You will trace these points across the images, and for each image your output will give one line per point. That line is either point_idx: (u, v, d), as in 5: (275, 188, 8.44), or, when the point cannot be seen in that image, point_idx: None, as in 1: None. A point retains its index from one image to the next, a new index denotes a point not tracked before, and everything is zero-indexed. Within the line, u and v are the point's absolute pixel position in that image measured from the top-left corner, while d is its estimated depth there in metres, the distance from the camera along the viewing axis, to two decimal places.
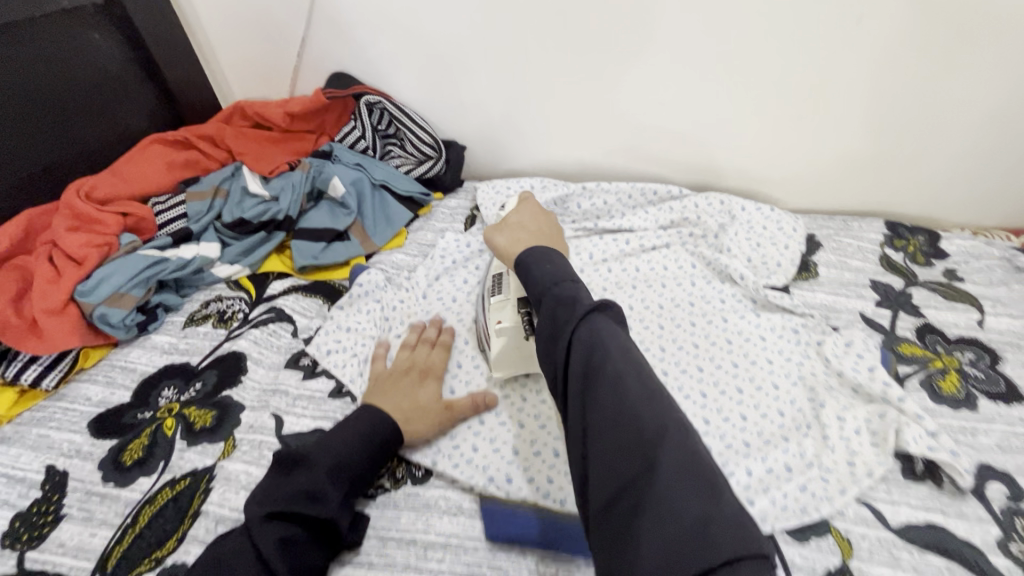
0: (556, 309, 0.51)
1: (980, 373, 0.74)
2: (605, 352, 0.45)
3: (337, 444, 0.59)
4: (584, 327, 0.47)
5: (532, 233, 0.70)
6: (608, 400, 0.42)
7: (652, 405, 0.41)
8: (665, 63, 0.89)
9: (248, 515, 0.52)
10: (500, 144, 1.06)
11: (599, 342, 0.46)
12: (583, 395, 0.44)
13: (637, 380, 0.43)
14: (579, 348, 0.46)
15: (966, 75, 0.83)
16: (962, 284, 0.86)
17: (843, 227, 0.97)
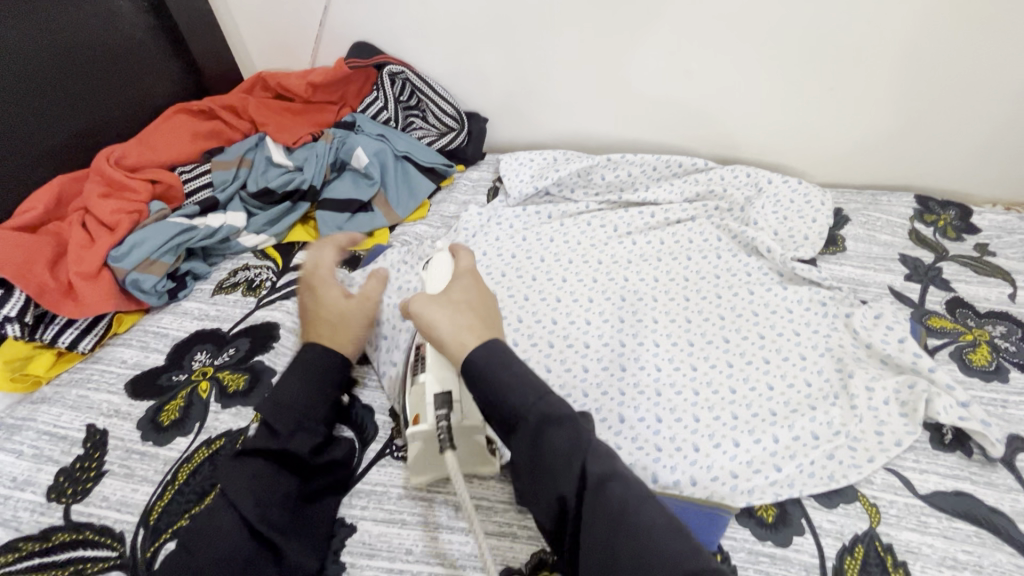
0: (550, 433, 0.45)
1: (1012, 346, 0.73)
2: (625, 490, 0.43)
3: (284, 387, 0.56)
4: (595, 464, 0.44)
5: (476, 313, 0.55)
6: (645, 549, 0.40)
7: (681, 540, 0.41)
8: (695, 31, 0.87)
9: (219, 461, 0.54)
10: (522, 116, 1.05)
11: (615, 476, 0.43)
12: (612, 551, 0.41)
13: (654, 508, 0.43)
14: (594, 488, 0.43)
15: (1007, 43, 0.80)
16: (993, 259, 0.85)
17: (872, 201, 0.95)
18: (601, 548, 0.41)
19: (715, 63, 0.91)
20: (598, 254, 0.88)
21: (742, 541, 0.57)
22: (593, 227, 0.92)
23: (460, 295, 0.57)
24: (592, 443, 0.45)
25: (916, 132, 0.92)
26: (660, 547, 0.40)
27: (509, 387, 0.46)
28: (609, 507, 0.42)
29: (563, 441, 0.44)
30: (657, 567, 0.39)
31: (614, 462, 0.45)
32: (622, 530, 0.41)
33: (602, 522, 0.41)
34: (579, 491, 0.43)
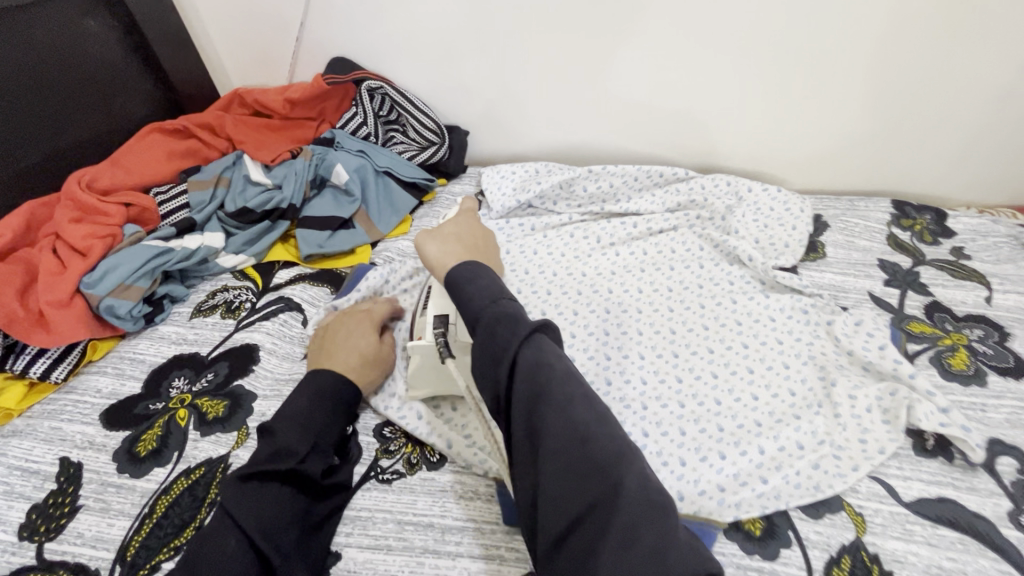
0: (495, 327, 0.47)
1: (989, 349, 0.74)
2: (552, 372, 0.43)
3: (299, 407, 0.59)
4: (527, 348, 0.45)
5: (465, 246, 0.63)
6: (556, 424, 0.41)
7: (600, 427, 0.41)
8: (672, 42, 0.88)
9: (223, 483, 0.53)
10: (504, 129, 1.05)
11: (545, 362, 0.44)
12: (530, 418, 0.42)
13: (581, 396, 0.43)
14: (524, 369, 0.44)
15: (974, 51, 0.82)
16: (969, 262, 0.86)
17: (850, 207, 0.97)
18: (521, 423, 0.42)
19: (692, 73, 0.91)
20: (582, 266, 0.88)
21: (730, 556, 0.57)
22: (576, 239, 0.92)
23: (460, 234, 0.65)
24: (535, 336, 0.46)
25: (890, 138, 0.94)
26: (574, 426, 0.41)
27: (480, 288, 0.52)
28: (533, 385, 0.43)
29: (502, 333, 0.46)
30: (564, 437, 0.40)
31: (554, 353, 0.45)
32: (539, 405, 0.42)
33: (524, 401, 0.43)
34: (510, 373, 0.44)
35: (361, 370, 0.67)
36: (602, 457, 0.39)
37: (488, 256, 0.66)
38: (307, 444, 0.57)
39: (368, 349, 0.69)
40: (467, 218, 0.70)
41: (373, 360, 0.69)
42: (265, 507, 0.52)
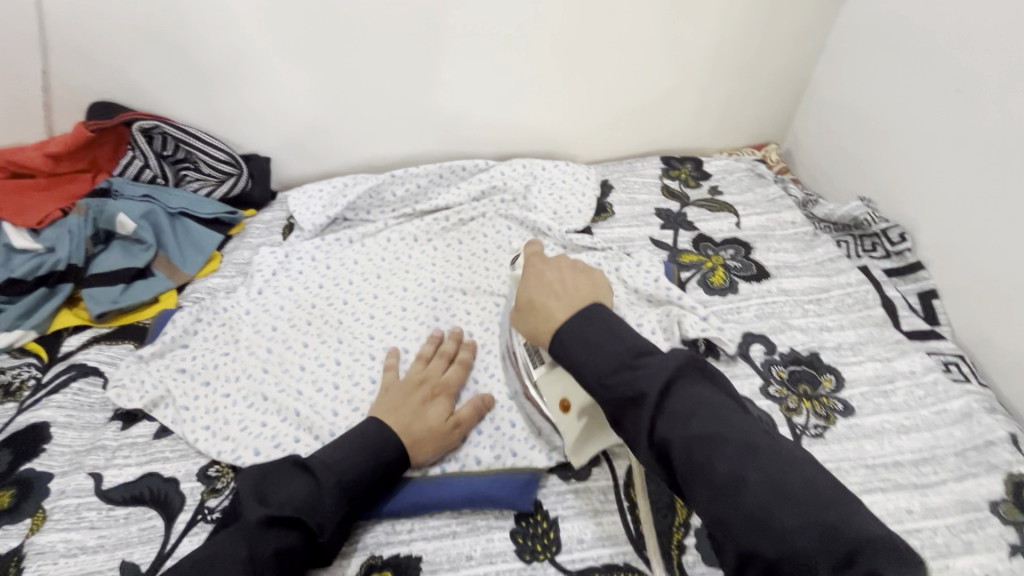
0: (621, 413, 0.48)
1: (739, 263, 0.90)
2: (711, 447, 0.42)
3: (345, 457, 0.58)
4: (665, 423, 0.45)
5: (562, 294, 0.60)
6: (735, 510, 0.39)
7: (785, 493, 0.39)
8: (439, 46, 0.94)
9: (251, 514, 0.52)
10: (307, 150, 1.05)
11: (697, 435, 0.43)
12: (703, 502, 0.41)
13: (747, 461, 0.41)
14: (678, 452, 0.43)
15: (684, 24, 0.99)
16: (722, 197, 1.03)
17: (630, 168, 1.11)
18: (697, 498, 0.42)
19: (466, 73, 0.99)
20: (404, 265, 0.92)
21: (551, 486, 0.64)
22: (394, 241, 0.95)
23: (538, 289, 0.63)
24: (667, 406, 0.45)
25: (648, 105, 1.09)
26: (747, 503, 0.39)
27: (592, 359, 0.51)
28: (695, 466, 0.42)
29: (632, 420, 0.46)
30: (743, 522, 0.39)
31: (692, 418, 0.44)
32: (707, 486, 0.41)
33: (693, 481, 0.42)
34: (660, 456, 0.45)
35: (416, 438, 0.62)
36: (800, 541, 0.36)
37: (581, 284, 0.63)
38: (340, 505, 0.55)
39: (435, 420, 0.64)
40: (533, 264, 0.68)
41: (433, 435, 0.63)
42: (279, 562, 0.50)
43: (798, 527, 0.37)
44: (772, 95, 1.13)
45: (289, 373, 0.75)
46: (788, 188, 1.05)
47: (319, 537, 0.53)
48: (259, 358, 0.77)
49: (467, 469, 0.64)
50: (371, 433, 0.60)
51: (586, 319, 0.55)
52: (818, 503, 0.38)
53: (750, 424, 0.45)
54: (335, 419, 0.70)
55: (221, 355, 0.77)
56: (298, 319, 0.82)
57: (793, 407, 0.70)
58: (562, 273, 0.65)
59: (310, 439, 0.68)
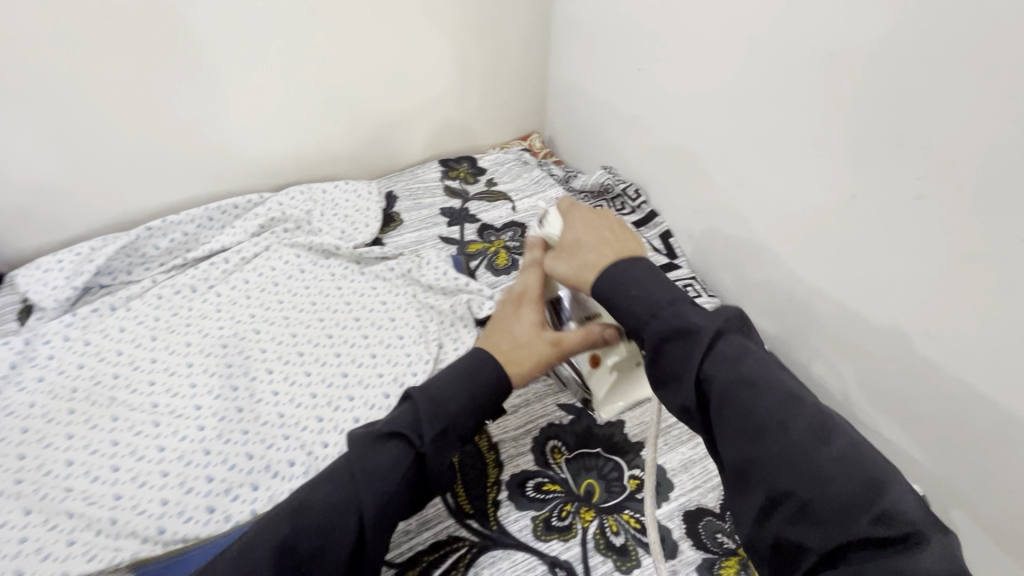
0: (664, 345, 0.48)
1: (518, 242, 1.00)
2: (754, 388, 0.44)
3: (453, 389, 0.57)
4: (708, 363, 0.46)
5: (604, 245, 0.58)
6: (771, 456, 0.41)
7: (821, 442, 0.41)
8: (165, 83, 0.89)
9: (350, 446, 0.53)
10: (34, 216, 0.91)
11: (743, 376, 0.45)
12: (738, 438, 0.43)
13: (794, 410, 0.43)
14: (721, 391, 0.45)
15: (420, 39, 1.07)
16: (497, 188, 1.14)
17: (412, 176, 1.16)
18: (734, 437, 0.43)
19: (207, 107, 0.94)
20: (183, 319, 0.84)
21: None
22: (167, 297, 0.87)
23: (582, 228, 0.61)
24: (716, 348, 0.47)
25: (412, 114, 1.15)
26: (784, 445, 0.41)
27: (634, 299, 0.51)
28: (733, 406, 0.44)
29: (677, 352, 0.48)
30: (780, 464, 0.40)
31: (741, 360, 0.46)
32: (750, 428, 0.43)
33: (729, 420, 0.44)
34: (700, 394, 0.46)
35: (509, 359, 0.61)
36: (841, 492, 0.38)
37: (627, 235, 0.60)
38: (437, 426, 0.54)
39: (528, 338, 0.63)
40: (575, 210, 0.65)
41: (528, 351, 0.62)
42: (377, 479, 0.51)
43: (840, 472, 0.39)
44: (522, 91, 1.27)
45: (50, 473, 0.65)
46: (550, 169, 1.20)
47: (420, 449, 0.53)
48: (8, 468, 0.65)
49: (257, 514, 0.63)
50: (482, 365, 0.59)
51: (637, 263, 0.54)
52: (861, 465, 0.39)
53: (790, 376, 0.46)
54: (117, 502, 0.63)
55: None
56: (57, 410, 0.72)
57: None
58: (609, 220, 0.62)
59: (90, 535, 0.60)
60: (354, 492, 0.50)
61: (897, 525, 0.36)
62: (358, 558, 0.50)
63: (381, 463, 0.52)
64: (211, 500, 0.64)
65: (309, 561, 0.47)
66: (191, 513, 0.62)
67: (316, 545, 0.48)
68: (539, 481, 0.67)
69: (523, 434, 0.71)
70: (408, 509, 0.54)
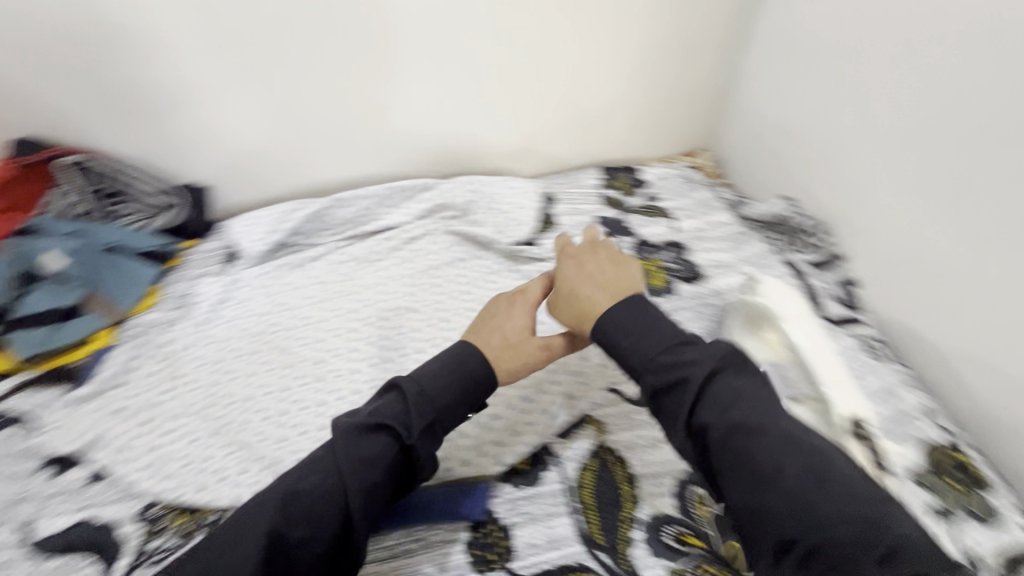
0: (664, 399, 0.56)
1: (676, 265, 0.94)
2: (749, 436, 0.51)
3: (438, 386, 0.60)
4: (703, 414, 0.53)
5: (616, 288, 0.65)
6: (777, 503, 0.48)
7: (811, 482, 0.48)
8: (377, 68, 0.96)
9: (340, 430, 0.57)
10: (248, 175, 1.04)
11: (736, 426, 0.52)
12: (750, 485, 0.49)
13: (788, 454, 0.50)
14: (716, 440, 0.52)
15: (612, 43, 1.04)
16: (659, 203, 1.08)
17: (572, 181, 1.14)
18: (734, 483, 0.50)
19: (405, 94, 1.00)
20: (351, 287, 0.91)
21: (505, 494, 0.65)
22: (339, 264, 0.95)
23: (577, 276, 0.68)
24: (707, 393, 0.54)
25: (585, 119, 1.14)
26: (785, 490, 0.48)
27: (638, 344, 0.59)
28: (733, 455, 0.51)
29: (675, 403, 0.55)
30: (787, 511, 0.47)
31: (733, 403, 0.53)
32: (751, 476, 0.50)
33: (728, 467, 0.51)
34: (702, 442, 0.54)
35: (498, 355, 0.65)
36: (845, 531, 0.45)
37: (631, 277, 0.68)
38: (425, 420, 0.58)
39: (530, 334, 0.67)
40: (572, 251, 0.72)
41: (522, 355, 0.66)
42: (364, 468, 0.55)
43: (834, 510, 0.46)
44: (700, 106, 1.20)
45: (233, 404, 0.74)
46: (719, 192, 1.11)
47: (407, 442, 0.57)
48: (204, 391, 0.75)
49: None
50: (466, 368, 0.62)
51: (636, 307, 0.62)
52: (858, 502, 0.47)
53: (783, 413, 0.54)
54: (283, 443, 0.69)
55: (164, 391, 0.75)
56: (245, 348, 0.81)
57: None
58: (608, 265, 0.69)
59: (258, 468, 0.67)
60: (349, 482, 0.54)
61: (893, 551, 0.44)
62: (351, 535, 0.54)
63: (370, 451, 0.55)
64: None
65: (297, 547, 0.52)
66: None
67: (306, 532, 0.52)
68: (679, 531, 0.62)
69: (666, 473, 0.66)
70: (390, 497, 0.57)
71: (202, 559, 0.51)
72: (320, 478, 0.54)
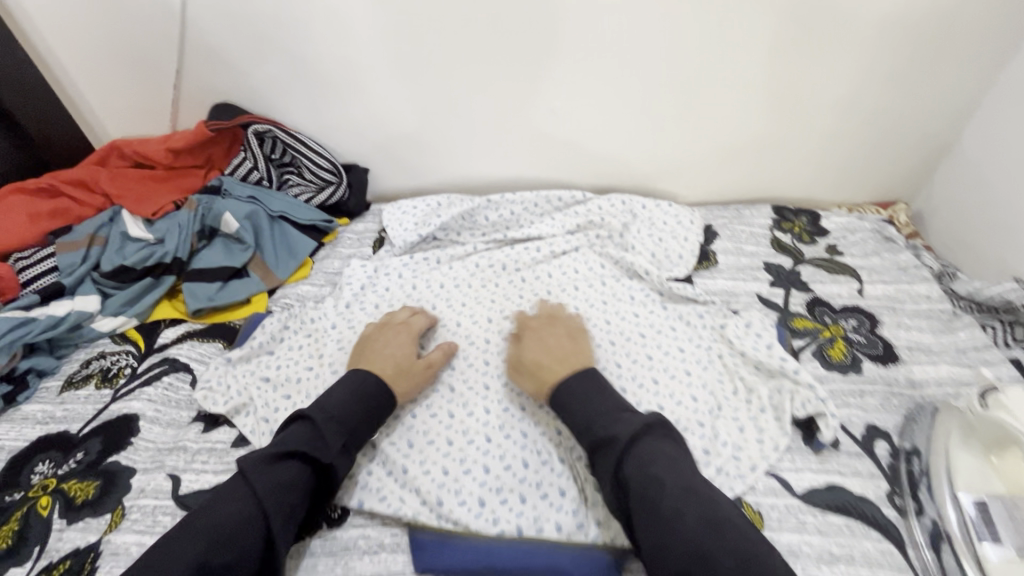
0: (598, 447, 0.58)
1: (862, 338, 0.79)
2: (661, 485, 0.52)
3: (355, 412, 0.62)
4: (629, 462, 0.55)
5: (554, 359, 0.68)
6: (677, 541, 0.49)
7: (707, 532, 0.49)
8: (555, 72, 0.90)
9: (245, 463, 0.56)
10: (406, 161, 1.04)
11: (651, 475, 0.53)
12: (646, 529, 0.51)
13: (689, 501, 0.51)
14: (634, 486, 0.53)
15: (825, 72, 0.90)
16: (842, 258, 0.93)
17: (736, 215, 1.02)
18: (647, 524, 0.51)
19: (577, 103, 0.94)
20: (489, 294, 0.87)
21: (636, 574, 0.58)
22: (481, 268, 0.91)
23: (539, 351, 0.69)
24: (635, 450, 0.56)
25: (766, 150, 1.01)
26: (682, 533, 0.49)
27: (587, 411, 0.61)
28: (646, 502, 0.51)
29: (604, 460, 0.57)
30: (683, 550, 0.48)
31: (651, 461, 0.54)
32: (653, 517, 0.51)
33: (639, 507, 0.52)
34: (621, 488, 0.55)
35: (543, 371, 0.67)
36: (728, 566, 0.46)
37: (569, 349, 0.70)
38: (340, 440, 0.60)
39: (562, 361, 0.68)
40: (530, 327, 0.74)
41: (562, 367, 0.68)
42: (283, 491, 0.55)
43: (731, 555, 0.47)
44: (911, 151, 1.01)
45: None
46: (921, 256, 0.93)
47: (326, 461, 0.58)
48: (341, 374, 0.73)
49: (526, 536, 0.60)
50: (374, 406, 0.64)
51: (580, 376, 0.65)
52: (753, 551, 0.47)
53: (700, 476, 0.55)
54: (408, 451, 0.66)
55: (305, 370, 0.74)
56: None
57: (919, 512, 0.60)
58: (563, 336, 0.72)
59: (383, 472, 0.65)
60: (268, 509, 0.53)
61: None
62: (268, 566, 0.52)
63: (296, 478, 0.56)
64: (481, 492, 0.63)
65: (222, 572, 0.49)
66: (466, 498, 0.62)
67: (243, 552, 0.51)
68: None
69: None
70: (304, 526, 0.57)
71: (149, 560, 0.49)
72: (243, 505, 0.53)
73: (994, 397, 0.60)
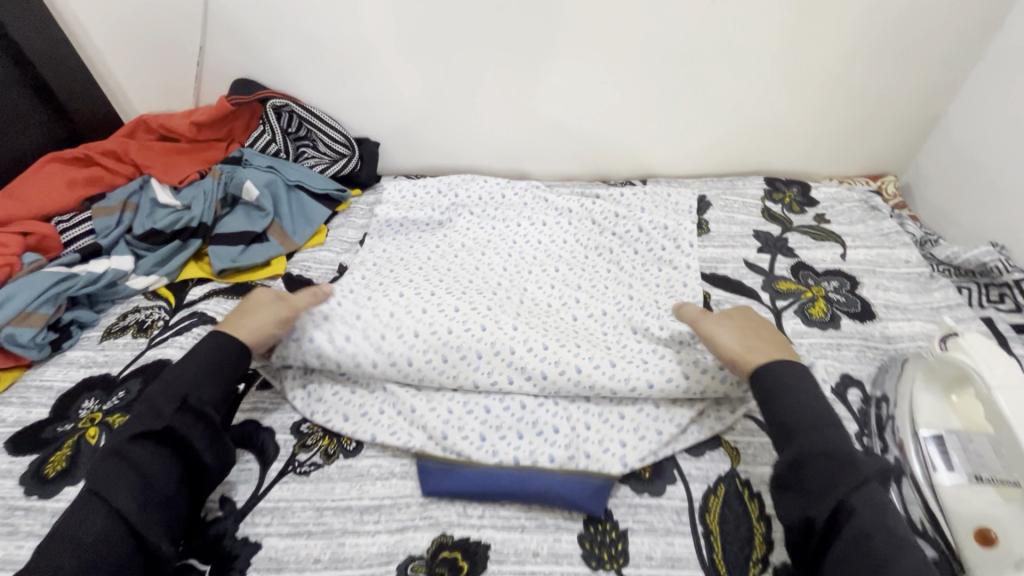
0: (811, 462, 0.53)
1: (842, 297, 0.84)
2: (884, 534, 0.48)
3: (190, 381, 0.60)
4: (854, 496, 0.50)
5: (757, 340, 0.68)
6: None
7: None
8: (555, 48, 0.94)
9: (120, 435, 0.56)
10: (413, 137, 1.09)
11: (881, 524, 0.48)
12: (851, 570, 0.47)
13: (901, 550, 0.47)
14: (849, 522, 0.49)
15: (816, 47, 0.93)
16: (829, 226, 0.97)
17: (729, 187, 1.07)
18: (847, 560, 0.48)
19: (577, 80, 0.98)
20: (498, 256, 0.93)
21: (622, 498, 0.63)
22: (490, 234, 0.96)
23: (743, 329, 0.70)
24: (863, 488, 0.50)
25: (760, 125, 1.04)
26: None
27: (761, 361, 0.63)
28: (860, 543, 0.48)
29: (816, 476, 0.52)
30: None
31: (882, 509, 0.49)
32: (863, 557, 0.47)
33: (846, 544, 0.48)
34: (828, 514, 0.50)
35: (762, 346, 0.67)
36: None
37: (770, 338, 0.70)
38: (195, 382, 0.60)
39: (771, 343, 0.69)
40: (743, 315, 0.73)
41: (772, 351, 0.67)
42: (155, 442, 0.56)
43: None
44: (894, 127, 1.05)
45: None
46: (905, 224, 0.97)
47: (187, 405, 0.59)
48: None
49: (526, 465, 0.65)
50: (223, 358, 0.64)
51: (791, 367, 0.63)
52: None
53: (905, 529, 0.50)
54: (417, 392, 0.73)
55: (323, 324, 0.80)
56: None
57: (883, 450, 0.65)
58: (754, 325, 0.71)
59: (394, 411, 0.71)
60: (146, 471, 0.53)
61: None
62: (155, 558, 0.52)
63: (146, 466, 0.54)
64: (483, 430, 0.69)
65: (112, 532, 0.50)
66: (468, 433, 0.68)
67: (136, 522, 0.51)
68: None
69: None
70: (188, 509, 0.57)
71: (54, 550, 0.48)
72: (125, 480, 0.53)
73: (954, 340, 0.63)
